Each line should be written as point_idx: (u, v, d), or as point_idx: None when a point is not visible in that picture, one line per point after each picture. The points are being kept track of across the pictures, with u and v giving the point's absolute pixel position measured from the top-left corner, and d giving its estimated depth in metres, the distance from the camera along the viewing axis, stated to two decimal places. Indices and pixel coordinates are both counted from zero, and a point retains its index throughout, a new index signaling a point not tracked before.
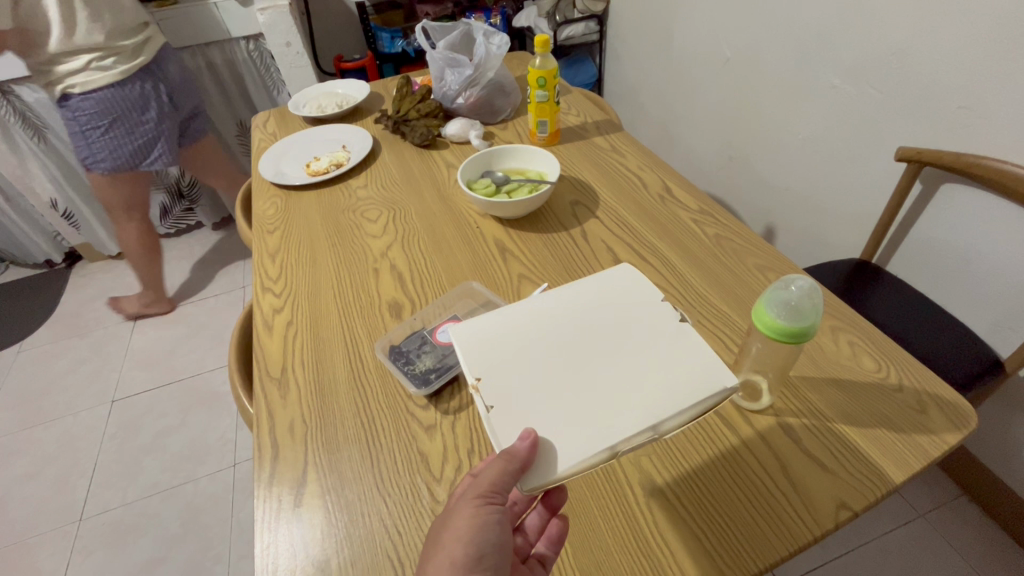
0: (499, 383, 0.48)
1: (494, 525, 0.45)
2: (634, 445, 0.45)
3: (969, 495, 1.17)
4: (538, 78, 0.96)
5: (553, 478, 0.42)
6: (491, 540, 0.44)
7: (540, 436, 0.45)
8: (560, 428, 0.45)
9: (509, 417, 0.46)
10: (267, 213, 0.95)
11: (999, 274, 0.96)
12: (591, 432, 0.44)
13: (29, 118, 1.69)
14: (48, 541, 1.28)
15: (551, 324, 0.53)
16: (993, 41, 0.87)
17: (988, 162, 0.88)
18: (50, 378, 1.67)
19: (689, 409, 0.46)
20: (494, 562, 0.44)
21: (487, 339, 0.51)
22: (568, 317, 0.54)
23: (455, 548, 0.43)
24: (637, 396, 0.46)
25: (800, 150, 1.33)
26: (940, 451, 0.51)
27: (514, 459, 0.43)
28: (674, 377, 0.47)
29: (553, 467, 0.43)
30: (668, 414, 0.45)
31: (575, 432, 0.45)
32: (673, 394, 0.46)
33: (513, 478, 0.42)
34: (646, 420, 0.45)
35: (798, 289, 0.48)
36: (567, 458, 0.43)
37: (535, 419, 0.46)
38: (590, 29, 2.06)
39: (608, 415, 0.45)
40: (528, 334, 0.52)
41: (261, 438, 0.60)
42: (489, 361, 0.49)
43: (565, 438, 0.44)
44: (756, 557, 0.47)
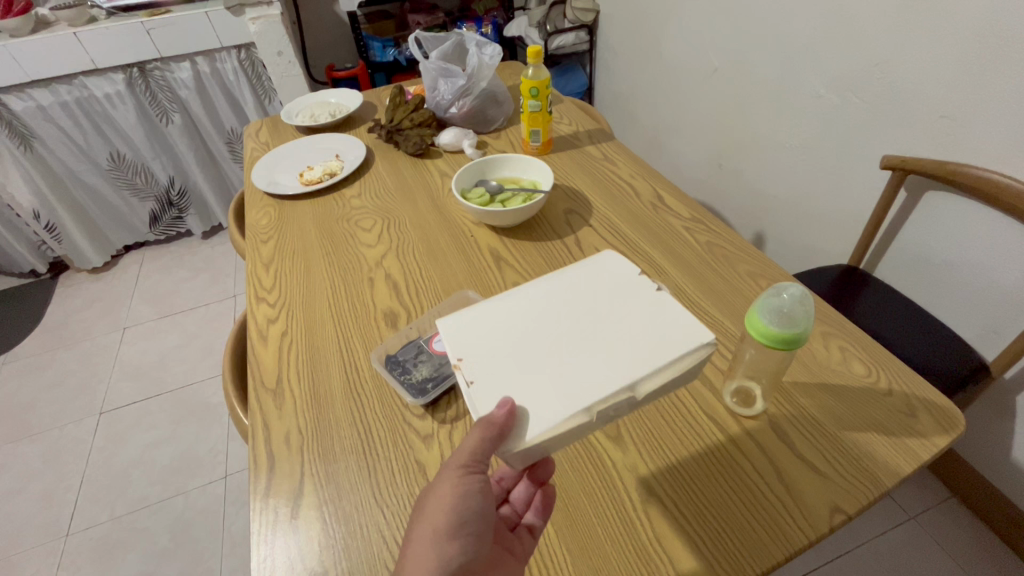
0: (481, 360, 0.49)
1: (475, 492, 0.46)
2: (611, 405, 0.46)
3: (958, 497, 1.19)
4: (530, 89, 0.97)
5: (531, 439, 0.43)
6: (473, 509, 0.46)
7: (520, 404, 0.45)
8: (539, 394, 0.46)
9: (490, 388, 0.47)
10: (260, 222, 0.95)
11: (982, 280, 0.99)
12: (570, 395, 0.46)
13: (15, 127, 1.66)
14: (33, 557, 1.25)
15: (535, 306, 0.54)
16: (969, 54, 0.91)
17: (968, 170, 0.91)
18: (35, 390, 1.64)
19: (664, 369, 0.47)
20: (475, 531, 0.46)
21: (469, 323, 0.52)
22: (552, 298, 0.55)
23: (437, 517, 0.44)
24: (615, 361, 0.48)
25: (785, 158, 1.35)
26: (930, 454, 0.52)
27: (492, 427, 0.43)
28: (652, 343, 0.49)
29: (531, 429, 0.44)
30: (641, 373, 0.46)
31: (555, 397, 0.46)
32: (651, 355, 0.48)
33: (491, 444, 0.43)
34: (623, 381, 0.46)
35: (789, 296, 0.49)
36: (547, 419, 0.44)
37: (516, 390, 0.46)
38: (580, 39, 2.08)
39: (587, 381, 0.47)
40: (510, 315, 0.53)
41: (257, 450, 0.59)
42: (472, 340, 0.51)
43: (546, 405, 0.45)
44: (752, 561, 0.47)
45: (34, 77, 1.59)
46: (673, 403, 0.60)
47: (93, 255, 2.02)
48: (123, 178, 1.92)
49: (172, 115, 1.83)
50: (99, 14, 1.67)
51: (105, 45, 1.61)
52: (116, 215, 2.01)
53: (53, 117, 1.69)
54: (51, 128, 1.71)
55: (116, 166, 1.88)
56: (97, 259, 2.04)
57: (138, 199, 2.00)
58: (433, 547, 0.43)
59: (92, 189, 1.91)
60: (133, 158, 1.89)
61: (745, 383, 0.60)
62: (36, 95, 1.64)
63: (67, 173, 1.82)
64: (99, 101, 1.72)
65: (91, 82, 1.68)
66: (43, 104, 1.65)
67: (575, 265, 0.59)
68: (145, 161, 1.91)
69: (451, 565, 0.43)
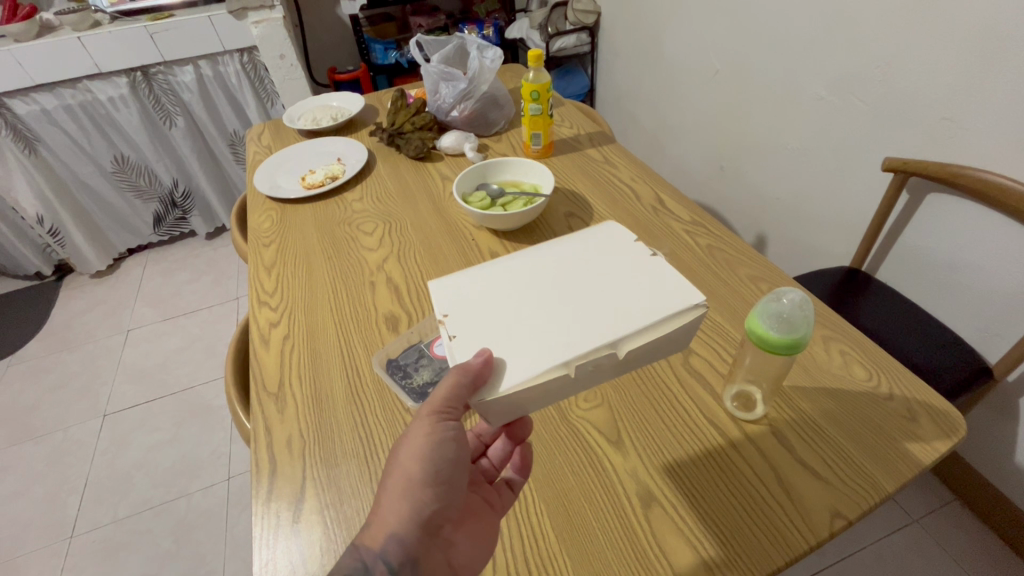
0: (465, 319, 0.50)
1: (449, 440, 0.48)
2: (590, 360, 0.47)
3: (961, 500, 1.18)
4: (531, 91, 0.97)
5: (503, 389, 0.44)
6: (447, 460, 0.47)
7: (496, 356, 0.47)
8: (518, 348, 0.47)
9: (471, 341, 0.48)
10: (263, 226, 0.96)
11: (984, 282, 0.99)
12: (549, 350, 0.47)
13: (20, 130, 1.67)
14: (38, 559, 1.26)
15: (530, 274, 0.55)
16: (970, 56, 0.90)
17: (969, 172, 0.90)
18: (39, 392, 1.65)
19: (650, 328, 0.48)
20: (446, 481, 0.47)
21: (460, 286, 0.54)
22: (547, 267, 0.56)
23: (411, 466, 0.46)
24: (599, 322, 0.49)
25: (786, 160, 1.35)
26: (930, 460, 0.52)
27: (468, 373, 0.44)
28: (640, 305, 0.50)
29: (505, 380, 0.45)
30: (625, 331, 0.47)
31: (535, 353, 0.47)
32: (638, 316, 0.49)
33: (465, 392, 0.44)
34: (605, 338, 0.47)
35: (789, 301, 0.49)
36: (523, 370, 0.45)
37: (494, 346, 0.47)
38: (581, 41, 2.08)
39: (569, 338, 0.47)
40: (503, 282, 0.55)
41: (258, 455, 0.60)
42: (460, 301, 0.52)
43: (528, 359, 0.46)
44: (753, 566, 0.47)
45: (38, 81, 1.60)
46: (672, 406, 0.60)
47: (96, 258, 2.03)
48: (127, 180, 1.93)
49: (175, 119, 1.84)
50: (103, 19, 1.69)
51: (109, 50, 1.62)
52: (120, 217, 2.02)
53: (57, 121, 1.70)
54: (55, 131, 1.72)
55: (120, 168, 1.89)
56: (100, 261, 2.04)
57: (141, 201, 2.01)
58: (406, 496, 0.45)
59: (96, 191, 1.92)
60: (137, 160, 1.90)
61: (745, 387, 0.60)
62: (40, 99, 1.65)
63: (70, 175, 1.83)
64: (103, 104, 1.73)
65: (95, 86, 1.69)
66: (47, 108, 1.66)
67: (575, 240, 0.60)
68: (148, 163, 1.92)
69: (424, 513, 0.46)
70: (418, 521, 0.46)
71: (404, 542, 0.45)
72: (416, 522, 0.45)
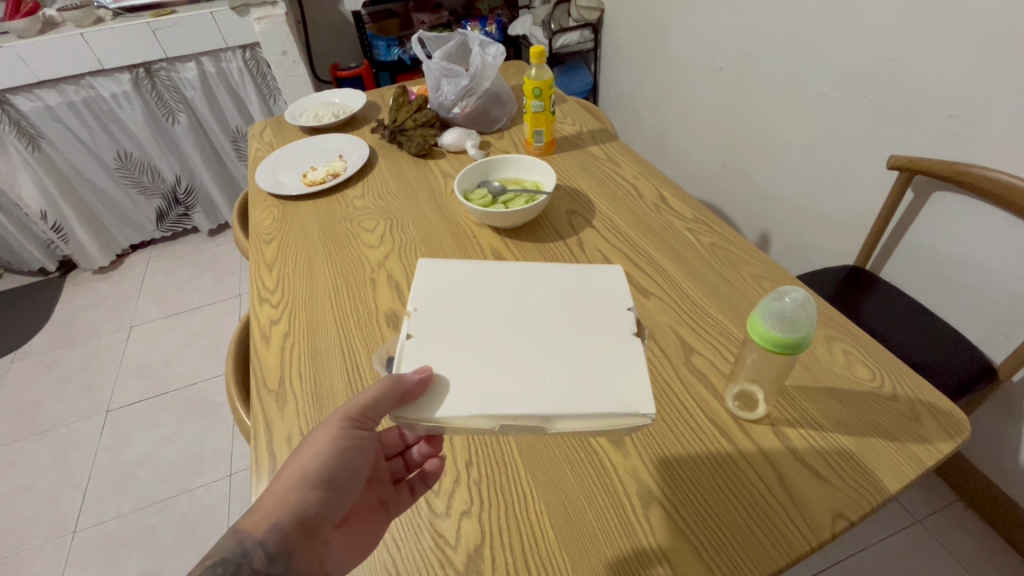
0: (427, 326, 0.51)
1: (353, 444, 0.48)
2: (519, 426, 0.45)
3: (964, 500, 1.18)
4: (533, 89, 0.96)
5: (426, 416, 0.43)
6: (346, 462, 0.49)
7: (437, 373, 0.47)
8: (462, 381, 0.46)
9: (423, 352, 0.49)
10: (264, 223, 0.95)
11: (990, 282, 0.98)
12: (487, 397, 0.45)
13: (23, 126, 1.68)
14: (41, 554, 1.27)
15: (510, 308, 0.54)
16: (978, 53, 0.89)
17: (976, 170, 0.89)
18: (43, 388, 1.66)
19: (592, 417, 0.45)
20: (340, 482, 0.48)
21: (439, 289, 0.55)
22: (528, 307, 0.54)
23: (309, 461, 0.47)
24: (547, 381, 0.46)
25: (790, 158, 1.35)
26: (934, 461, 0.52)
27: (395, 387, 0.44)
28: (596, 383, 0.47)
29: (433, 408, 0.44)
30: (564, 409, 0.44)
31: (476, 385, 0.46)
32: (586, 397, 0.45)
33: (388, 404, 0.44)
34: (536, 406, 0.44)
35: (792, 300, 0.48)
36: (454, 409, 0.44)
37: (439, 363, 0.48)
38: (585, 38, 2.07)
39: (509, 388, 0.46)
40: (479, 309, 0.54)
41: (259, 452, 0.59)
42: (433, 306, 0.53)
43: (472, 387, 0.46)
44: (754, 568, 0.47)
45: (41, 77, 1.60)
46: (673, 404, 0.60)
47: (99, 253, 2.04)
48: (130, 176, 1.93)
49: (178, 115, 1.84)
50: (105, 15, 1.68)
51: (112, 46, 1.61)
52: (123, 213, 2.03)
53: (60, 117, 1.70)
54: (59, 127, 1.72)
55: (123, 164, 1.89)
56: (103, 256, 2.05)
57: (144, 197, 2.01)
58: (296, 489, 0.46)
59: (99, 187, 1.92)
60: (139, 157, 1.90)
61: (748, 387, 0.59)
62: (43, 96, 1.65)
63: (74, 172, 1.84)
64: (106, 101, 1.73)
65: (98, 82, 1.69)
66: (51, 104, 1.67)
67: (574, 282, 0.57)
68: (151, 159, 1.92)
69: (307, 511, 0.46)
70: (300, 516, 0.46)
71: (285, 535, 0.44)
72: (297, 516, 0.45)
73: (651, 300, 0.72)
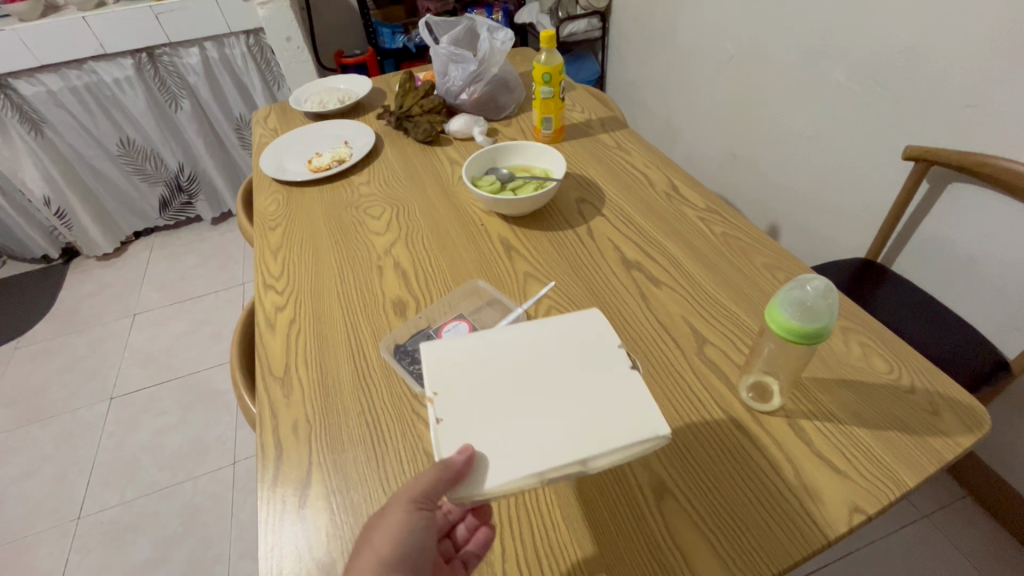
0: (453, 397, 0.47)
1: (421, 531, 0.45)
2: (563, 474, 0.43)
3: (972, 496, 1.17)
4: (543, 74, 0.94)
5: (484, 493, 0.41)
6: (415, 550, 0.44)
7: (477, 450, 0.43)
8: (498, 442, 0.44)
9: (456, 431, 0.44)
10: (268, 209, 0.94)
11: (1005, 276, 0.96)
12: (526, 453, 0.43)
13: (25, 111, 1.67)
14: (46, 539, 1.27)
15: (519, 345, 0.51)
16: (998, 40, 0.87)
17: (995, 161, 0.87)
18: (47, 375, 1.66)
19: (624, 450, 0.44)
20: (414, 567, 0.44)
21: (450, 355, 0.50)
22: (537, 340, 0.52)
23: (379, 551, 0.43)
24: (579, 425, 0.45)
25: (802, 149, 1.32)
26: (954, 455, 0.51)
27: (446, 471, 0.41)
28: (620, 415, 0.45)
29: (486, 483, 0.41)
30: (601, 450, 0.43)
31: (517, 450, 0.43)
32: (613, 431, 0.44)
33: (444, 487, 0.41)
34: (577, 454, 0.43)
35: (813, 289, 0.47)
36: (500, 473, 0.42)
37: (475, 436, 0.44)
38: (592, 26, 2.04)
39: (547, 440, 0.44)
40: (491, 360, 0.50)
41: (265, 438, 0.59)
42: (449, 374, 0.48)
43: (517, 452, 0.43)
44: (768, 561, 0.46)
45: (42, 62, 1.58)
46: (685, 395, 0.59)
47: (104, 240, 2.03)
48: (133, 163, 1.92)
49: (181, 101, 1.82)
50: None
51: (114, 30, 1.60)
52: (126, 200, 2.02)
53: (63, 103, 1.69)
54: (61, 113, 1.71)
55: (126, 151, 1.88)
56: (108, 243, 2.04)
57: (148, 184, 2.00)
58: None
59: (102, 174, 1.91)
60: (142, 143, 1.89)
61: (763, 378, 0.58)
62: (45, 81, 1.64)
63: (76, 158, 1.83)
64: (108, 86, 1.71)
65: (100, 67, 1.68)
66: (53, 89, 1.65)
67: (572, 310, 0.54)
68: (154, 146, 1.91)
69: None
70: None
71: None
72: None
73: (663, 290, 0.71)
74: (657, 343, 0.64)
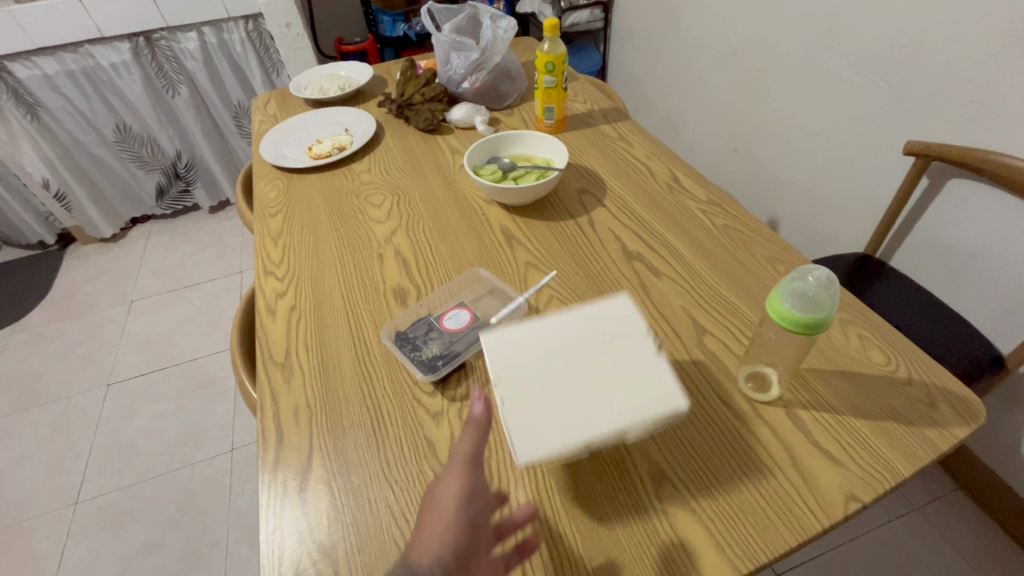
0: (508, 374, 0.49)
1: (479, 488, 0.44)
2: (606, 441, 0.46)
3: (963, 489, 1.18)
4: (546, 64, 0.94)
5: (535, 462, 0.43)
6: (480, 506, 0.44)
7: (529, 423, 0.46)
8: (550, 416, 0.46)
9: (510, 404, 0.47)
10: (269, 195, 0.94)
11: (1002, 272, 0.97)
12: (575, 426, 0.45)
13: (21, 95, 1.65)
14: (44, 523, 1.27)
15: (566, 324, 0.53)
16: (1002, 36, 0.87)
17: (998, 157, 0.87)
18: (44, 360, 1.65)
19: (660, 416, 0.46)
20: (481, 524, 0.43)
21: (505, 337, 0.52)
22: (586, 316, 0.54)
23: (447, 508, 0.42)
24: (620, 398, 0.47)
25: (803, 143, 1.32)
26: (949, 445, 0.51)
27: (477, 421, 0.44)
28: (657, 388, 0.48)
29: (537, 451, 0.44)
30: (639, 419, 0.46)
31: (566, 424, 0.46)
32: (651, 400, 0.47)
33: (479, 435, 0.44)
34: (620, 423, 0.45)
35: (815, 279, 0.47)
36: (552, 444, 0.44)
37: (528, 411, 0.46)
38: (594, 17, 2.01)
39: (593, 415, 0.46)
40: (542, 339, 0.52)
41: (265, 423, 0.59)
42: (505, 355, 0.50)
43: (566, 427, 0.45)
44: (765, 548, 0.46)
45: (38, 45, 1.56)
46: (683, 385, 0.59)
47: (105, 225, 2.03)
48: (129, 149, 1.91)
49: (178, 87, 1.80)
50: None
51: (111, 13, 1.58)
52: (123, 186, 2.01)
53: (59, 86, 1.67)
54: (57, 97, 1.69)
55: (123, 137, 1.86)
56: (107, 228, 2.04)
57: (145, 171, 1.98)
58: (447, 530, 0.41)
59: (98, 160, 1.89)
60: (139, 129, 1.87)
61: (762, 369, 0.59)
62: (41, 64, 1.62)
63: (73, 143, 1.81)
64: (105, 70, 1.70)
65: (97, 50, 1.66)
66: (49, 73, 1.63)
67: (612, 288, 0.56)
68: (151, 133, 1.89)
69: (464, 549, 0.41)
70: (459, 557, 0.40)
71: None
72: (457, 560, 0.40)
73: (663, 280, 0.71)
74: (658, 334, 0.65)
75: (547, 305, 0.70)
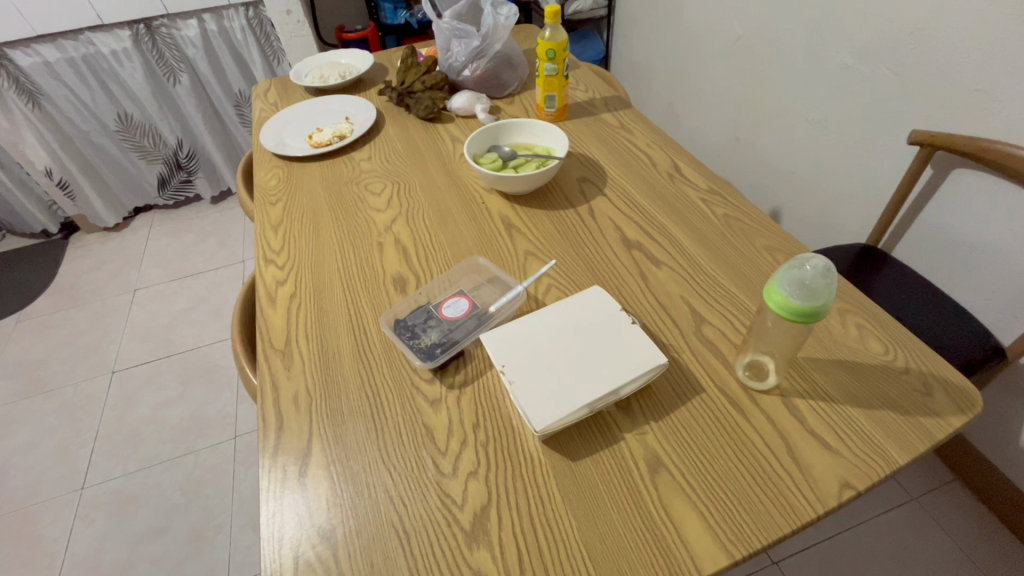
0: (513, 362, 0.56)
1: None
2: (603, 403, 0.54)
3: (961, 479, 1.19)
4: (546, 51, 0.93)
5: (548, 426, 0.51)
6: None
7: (538, 398, 0.53)
8: (553, 391, 0.54)
9: (520, 385, 0.54)
10: (269, 184, 0.94)
11: (1004, 263, 0.96)
12: (576, 393, 0.53)
13: (22, 82, 1.65)
14: (51, 508, 1.29)
15: (551, 314, 0.61)
16: (1007, 23, 0.86)
17: (1002, 147, 0.86)
18: (49, 348, 1.67)
19: (643, 376, 0.55)
20: None
21: (505, 332, 0.60)
22: (566, 305, 0.62)
23: None
24: (607, 367, 0.55)
25: (807, 133, 1.31)
26: (944, 433, 0.52)
27: None
28: (635, 353, 0.56)
29: (548, 418, 0.51)
30: (627, 379, 0.54)
31: (568, 394, 0.53)
32: (633, 363, 0.55)
33: None
34: (611, 385, 0.54)
35: (812, 267, 0.47)
36: (559, 411, 0.52)
37: (535, 389, 0.54)
38: (597, 4, 1.99)
39: (588, 381, 0.54)
40: (533, 328, 0.60)
41: (265, 409, 0.59)
42: (506, 347, 0.58)
43: (568, 395, 0.53)
44: (758, 534, 0.47)
45: (37, 32, 1.56)
46: (681, 374, 0.59)
47: (108, 214, 2.03)
48: (131, 139, 1.90)
49: (179, 75, 1.80)
50: None
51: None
52: (126, 176, 2.01)
53: (60, 74, 1.67)
54: (58, 84, 1.69)
55: (124, 126, 1.86)
56: (109, 218, 2.04)
57: (146, 161, 1.98)
58: None
59: (100, 149, 1.90)
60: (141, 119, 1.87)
61: (759, 358, 0.59)
62: (42, 51, 1.62)
63: (75, 132, 1.81)
64: (106, 58, 1.69)
65: (97, 38, 1.65)
66: (49, 60, 1.63)
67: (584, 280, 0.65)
68: (152, 122, 1.89)
69: None
70: None
71: None
72: None
73: (663, 269, 0.71)
74: (656, 323, 0.65)
75: (547, 293, 0.70)
